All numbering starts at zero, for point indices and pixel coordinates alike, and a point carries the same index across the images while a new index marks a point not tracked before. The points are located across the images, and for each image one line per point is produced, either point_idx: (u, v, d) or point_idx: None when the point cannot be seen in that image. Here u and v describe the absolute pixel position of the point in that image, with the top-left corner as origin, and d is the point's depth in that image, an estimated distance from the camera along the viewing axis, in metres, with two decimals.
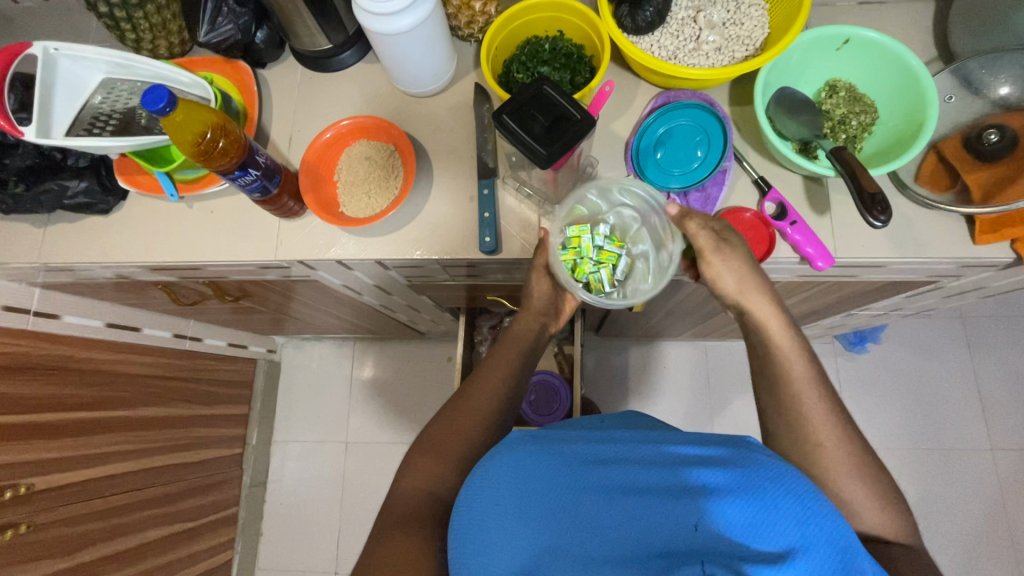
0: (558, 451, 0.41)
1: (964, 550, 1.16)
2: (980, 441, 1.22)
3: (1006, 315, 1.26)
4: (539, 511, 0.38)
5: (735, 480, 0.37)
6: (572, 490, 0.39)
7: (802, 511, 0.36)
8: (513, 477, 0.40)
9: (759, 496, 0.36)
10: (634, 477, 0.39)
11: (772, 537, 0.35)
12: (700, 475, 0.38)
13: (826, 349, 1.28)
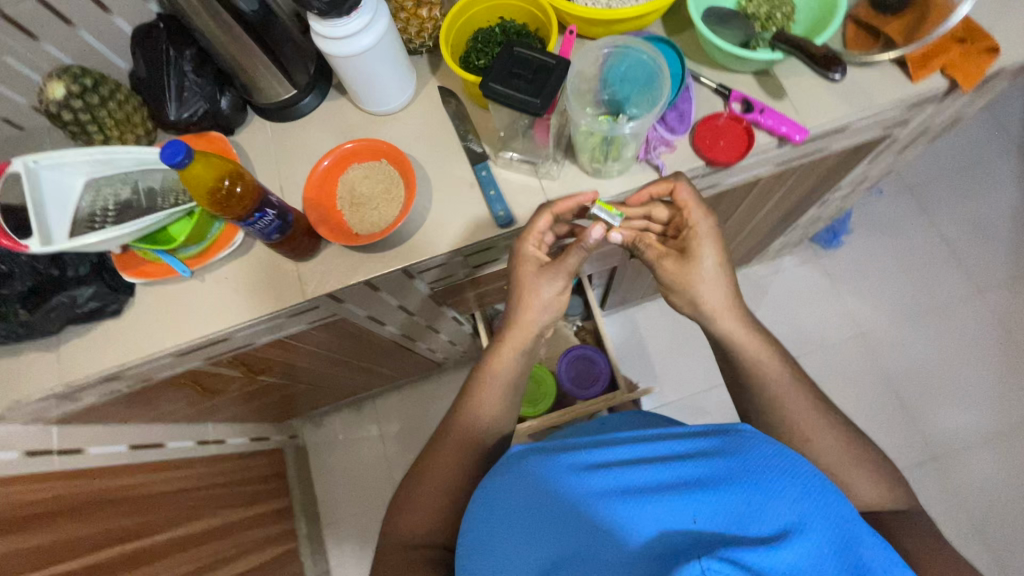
0: (562, 461, 0.47)
1: (992, 386, 1.24)
2: (967, 287, 1.31)
3: (942, 173, 1.39)
4: (551, 518, 0.43)
5: (728, 469, 0.41)
6: (582, 494, 0.43)
7: (793, 490, 0.40)
8: (532, 487, 0.46)
9: (749, 479, 0.40)
10: (646, 475, 0.43)
11: (768, 519, 0.38)
12: (698, 469, 0.42)
13: (807, 254, 1.37)
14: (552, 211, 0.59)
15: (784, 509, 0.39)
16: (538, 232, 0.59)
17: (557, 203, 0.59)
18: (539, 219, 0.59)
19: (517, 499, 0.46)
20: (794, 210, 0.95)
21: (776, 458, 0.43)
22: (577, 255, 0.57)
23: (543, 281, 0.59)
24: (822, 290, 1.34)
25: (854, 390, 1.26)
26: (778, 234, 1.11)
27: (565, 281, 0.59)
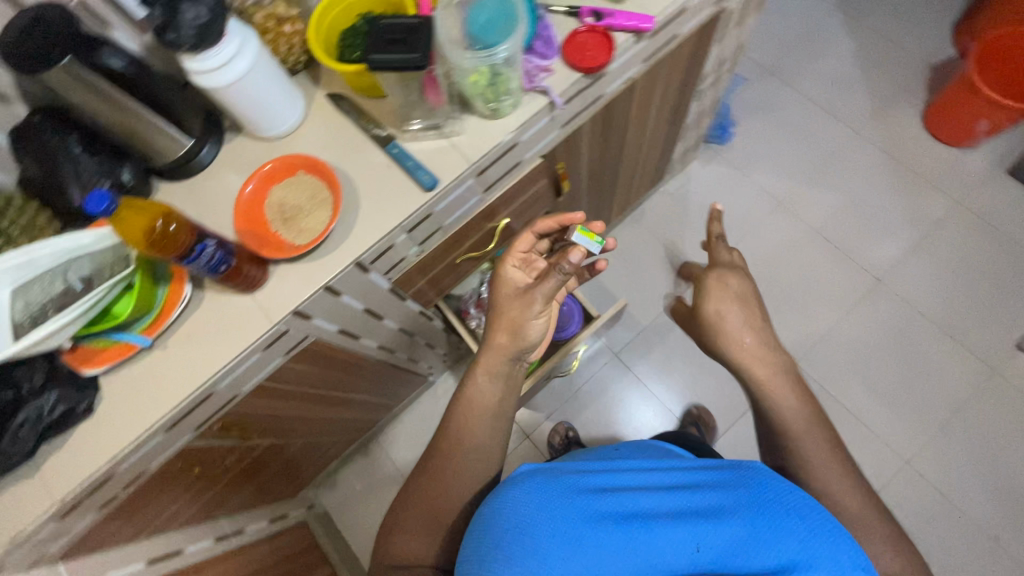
0: (576, 483, 0.53)
1: (897, 203, 1.40)
2: (846, 131, 1.48)
3: (787, 48, 1.57)
4: (561, 533, 0.48)
5: (737, 503, 0.50)
6: (597, 514, 0.50)
7: (792, 526, 0.48)
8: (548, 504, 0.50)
9: (752, 514, 0.49)
10: (660, 503, 0.51)
11: (765, 552, 0.47)
12: (709, 502, 0.51)
13: (708, 154, 1.50)
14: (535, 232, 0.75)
15: (781, 546, 0.47)
16: (518, 250, 0.71)
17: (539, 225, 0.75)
18: (522, 240, 0.73)
19: (531, 501, 0.50)
20: (678, 108, 1.05)
21: (783, 493, 0.51)
22: (555, 279, 0.64)
23: (519, 303, 0.67)
24: (733, 180, 1.47)
25: (793, 252, 1.39)
26: (674, 139, 1.22)
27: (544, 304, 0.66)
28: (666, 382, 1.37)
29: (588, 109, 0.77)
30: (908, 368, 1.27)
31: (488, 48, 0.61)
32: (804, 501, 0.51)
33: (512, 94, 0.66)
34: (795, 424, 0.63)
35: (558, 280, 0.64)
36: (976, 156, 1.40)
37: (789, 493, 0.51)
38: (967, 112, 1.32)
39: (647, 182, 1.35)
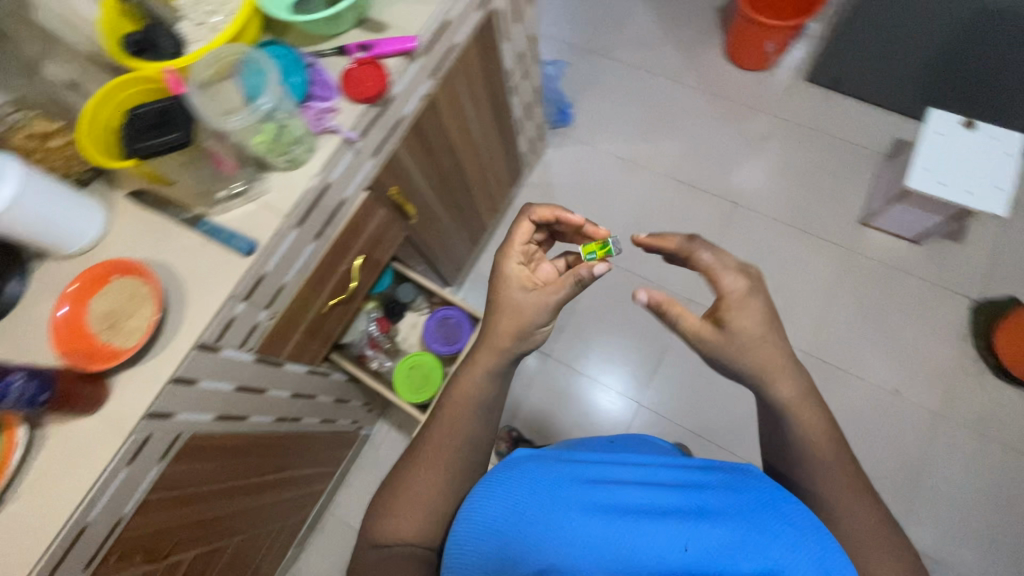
0: (570, 479, 0.58)
1: (726, 132, 1.55)
2: (666, 83, 1.62)
3: (594, 25, 1.71)
4: (549, 528, 0.53)
5: (727, 503, 0.54)
6: (586, 509, 0.54)
7: (782, 531, 0.51)
8: (545, 499, 0.56)
9: (742, 517, 0.52)
10: (653, 501, 0.55)
11: (754, 552, 0.49)
12: (698, 502, 0.54)
13: (557, 140, 1.60)
14: (531, 216, 0.76)
15: (767, 550, 0.49)
16: (517, 237, 0.75)
17: (533, 209, 0.76)
18: (520, 225, 0.76)
19: (536, 483, 0.58)
20: (498, 108, 1.11)
21: (775, 498, 0.55)
22: (569, 286, 0.69)
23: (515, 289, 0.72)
24: (587, 156, 1.57)
25: (657, 204, 1.50)
26: (513, 136, 1.29)
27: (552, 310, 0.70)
28: (584, 351, 1.45)
29: (394, 136, 0.81)
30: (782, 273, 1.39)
31: (251, 105, 0.65)
32: (800, 512, 0.53)
33: (303, 140, 0.69)
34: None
35: (572, 284, 0.68)
36: (779, 75, 1.57)
37: (788, 505, 0.54)
38: (755, 40, 1.48)
39: (506, 179, 1.41)
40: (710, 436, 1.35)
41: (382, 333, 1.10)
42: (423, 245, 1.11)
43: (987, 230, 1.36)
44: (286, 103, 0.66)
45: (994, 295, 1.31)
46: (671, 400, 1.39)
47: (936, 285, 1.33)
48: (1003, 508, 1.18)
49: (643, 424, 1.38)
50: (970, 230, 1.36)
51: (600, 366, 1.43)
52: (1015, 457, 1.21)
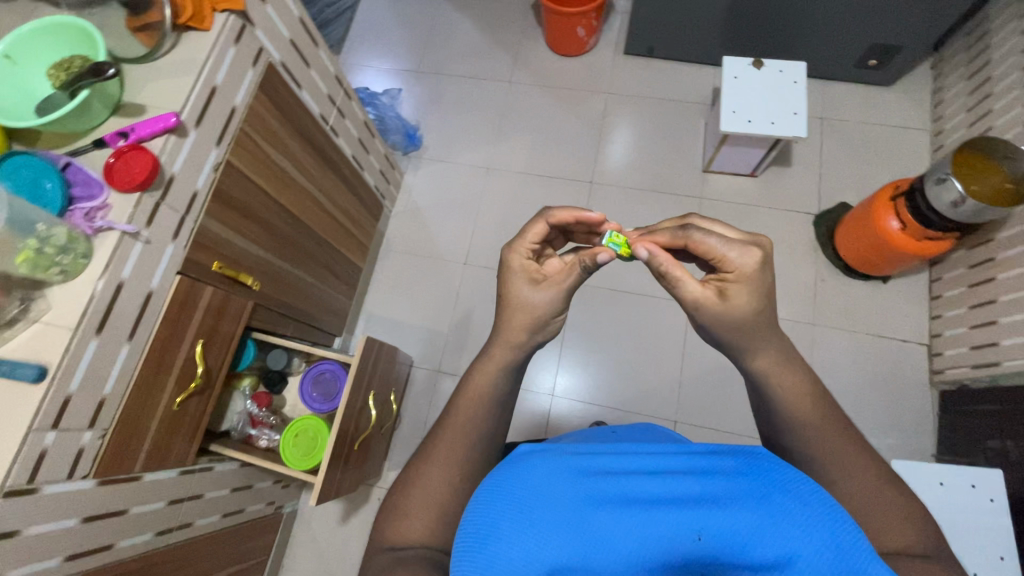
0: (566, 461, 0.43)
1: (568, 118, 1.62)
2: (502, 87, 1.68)
3: (420, 50, 1.76)
4: (532, 522, 0.38)
5: (757, 484, 0.39)
6: (581, 501, 0.39)
7: (819, 522, 0.37)
8: (532, 484, 0.40)
9: (771, 499, 0.38)
10: (669, 486, 0.40)
11: (782, 545, 0.35)
12: (723, 486, 0.39)
13: (413, 165, 1.62)
14: (548, 219, 0.63)
15: (801, 539, 0.36)
16: (536, 239, 0.62)
17: (554, 212, 0.62)
18: (535, 226, 0.62)
19: (520, 481, 0.41)
20: (324, 152, 1.10)
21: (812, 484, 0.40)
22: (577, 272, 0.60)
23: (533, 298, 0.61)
24: (445, 172, 1.60)
25: (522, 200, 1.55)
26: (357, 174, 1.30)
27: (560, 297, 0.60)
28: None
29: (194, 213, 0.78)
30: None
31: None
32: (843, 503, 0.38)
33: (71, 247, 0.64)
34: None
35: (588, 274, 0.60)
36: (600, 54, 1.67)
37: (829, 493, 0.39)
38: (568, 29, 1.56)
39: (368, 217, 1.41)
40: (628, 403, 1.39)
41: (262, 409, 1.06)
42: (285, 307, 1.08)
43: (809, 149, 1.50)
44: (33, 212, 0.61)
45: (829, 204, 1.44)
46: (583, 381, 1.43)
47: (780, 208, 1.46)
48: (884, 388, 1.30)
49: (564, 412, 1.40)
50: (794, 153, 1.49)
51: (541, 367, 1.44)
52: (883, 341, 1.33)
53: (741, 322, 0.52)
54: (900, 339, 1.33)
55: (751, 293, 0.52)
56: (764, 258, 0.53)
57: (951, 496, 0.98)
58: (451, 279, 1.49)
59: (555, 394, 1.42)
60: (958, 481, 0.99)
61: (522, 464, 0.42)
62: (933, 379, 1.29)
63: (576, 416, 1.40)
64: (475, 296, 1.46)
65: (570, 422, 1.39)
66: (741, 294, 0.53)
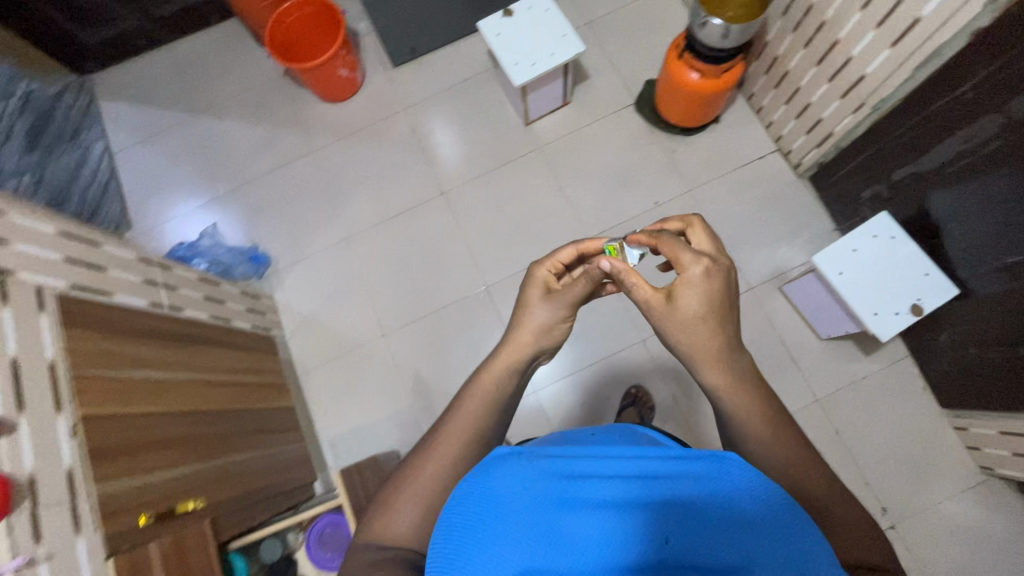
0: (542, 469, 0.49)
1: (385, 151, 1.58)
2: (308, 163, 1.61)
3: (211, 177, 1.64)
4: (516, 528, 0.44)
5: (712, 489, 0.47)
6: (557, 508, 0.46)
7: (770, 527, 0.44)
8: (516, 496, 0.46)
9: (724, 504, 0.46)
10: (633, 489, 0.47)
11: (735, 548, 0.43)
12: (682, 491, 0.47)
13: (276, 281, 1.51)
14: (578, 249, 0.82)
15: (751, 544, 0.43)
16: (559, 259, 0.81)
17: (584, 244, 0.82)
18: (565, 250, 0.81)
19: (500, 489, 0.47)
20: (171, 335, 0.99)
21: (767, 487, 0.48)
22: (584, 283, 0.74)
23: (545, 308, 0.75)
24: (310, 268, 1.51)
25: (396, 247, 1.50)
26: (223, 327, 1.19)
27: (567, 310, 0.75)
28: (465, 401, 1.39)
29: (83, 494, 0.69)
30: (521, 205, 1.50)
31: None
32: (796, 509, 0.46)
33: None
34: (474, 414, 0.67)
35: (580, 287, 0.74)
36: (375, 78, 1.63)
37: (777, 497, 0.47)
38: (330, 76, 1.51)
39: (265, 359, 1.31)
40: (595, 354, 1.43)
41: None
42: (247, 497, 0.98)
43: (595, 54, 1.58)
44: None
45: (638, 88, 1.54)
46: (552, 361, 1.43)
47: (605, 116, 1.53)
48: (774, 205, 1.42)
49: (552, 398, 1.41)
50: (586, 64, 1.57)
51: None
52: (748, 169, 1.46)
53: (685, 321, 0.64)
54: (758, 158, 1.46)
55: (697, 298, 0.64)
56: (708, 271, 0.64)
57: (865, 256, 1.11)
58: (381, 359, 1.42)
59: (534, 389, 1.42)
60: (864, 240, 1.12)
61: (507, 475, 0.48)
62: (799, 173, 1.43)
63: (567, 394, 1.41)
64: (414, 356, 1.41)
65: (560, 403, 1.40)
66: (688, 299, 0.64)
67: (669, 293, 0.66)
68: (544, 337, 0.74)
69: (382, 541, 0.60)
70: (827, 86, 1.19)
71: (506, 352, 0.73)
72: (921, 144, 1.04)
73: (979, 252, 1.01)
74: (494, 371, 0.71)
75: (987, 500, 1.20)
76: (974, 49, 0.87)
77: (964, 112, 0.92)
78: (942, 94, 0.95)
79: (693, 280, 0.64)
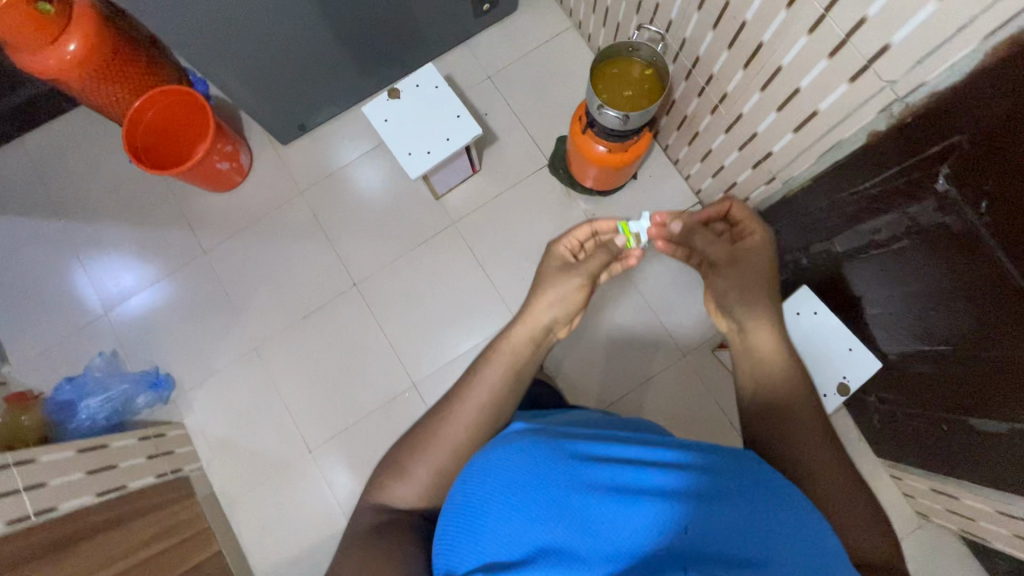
0: (560, 450, 0.53)
1: (286, 242, 1.45)
2: (202, 265, 1.46)
3: (93, 292, 1.47)
4: (536, 502, 0.49)
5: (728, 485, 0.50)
6: (573, 487, 0.49)
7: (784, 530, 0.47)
8: (533, 472, 0.51)
9: (743, 504, 0.48)
10: (647, 478, 0.51)
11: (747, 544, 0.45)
12: (699, 484, 0.50)
13: (185, 404, 1.38)
14: (592, 226, 0.96)
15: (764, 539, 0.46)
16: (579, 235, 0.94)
17: (598, 222, 0.96)
18: (581, 228, 0.95)
19: (517, 467, 0.52)
20: (48, 547, 0.88)
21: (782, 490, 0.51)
22: (600, 259, 0.91)
23: (565, 278, 0.87)
24: (221, 386, 1.39)
25: (311, 351, 1.39)
26: (118, 498, 1.07)
27: (582, 280, 0.87)
28: None
29: None
30: (442, 289, 1.41)
31: None
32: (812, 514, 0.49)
33: None
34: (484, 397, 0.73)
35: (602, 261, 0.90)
36: (263, 163, 1.49)
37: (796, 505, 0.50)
38: (211, 172, 1.36)
39: (179, 506, 1.20)
40: None
41: None
42: None
43: (499, 113, 1.47)
44: None
45: (550, 147, 1.45)
46: None
47: (518, 183, 1.44)
48: None
49: None
50: (492, 125, 1.46)
51: None
52: None
53: (763, 250, 0.88)
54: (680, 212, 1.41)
55: (766, 240, 0.89)
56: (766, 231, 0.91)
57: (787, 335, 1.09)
58: (312, 476, 1.33)
59: None
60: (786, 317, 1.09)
61: (527, 453, 0.54)
62: None
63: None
64: (346, 469, 1.33)
65: None
66: (756, 239, 0.90)
67: (745, 236, 0.91)
68: (554, 306, 0.85)
69: (391, 507, 0.68)
70: (737, 154, 1.13)
71: (521, 324, 0.83)
72: (833, 226, 1.00)
73: (892, 331, 1.00)
74: (518, 333, 0.82)
75: (928, 542, 1.23)
76: (868, 151, 0.83)
77: (869, 206, 0.89)
78: (847, 187, 0.91)
79: (756, 223, 0.91)
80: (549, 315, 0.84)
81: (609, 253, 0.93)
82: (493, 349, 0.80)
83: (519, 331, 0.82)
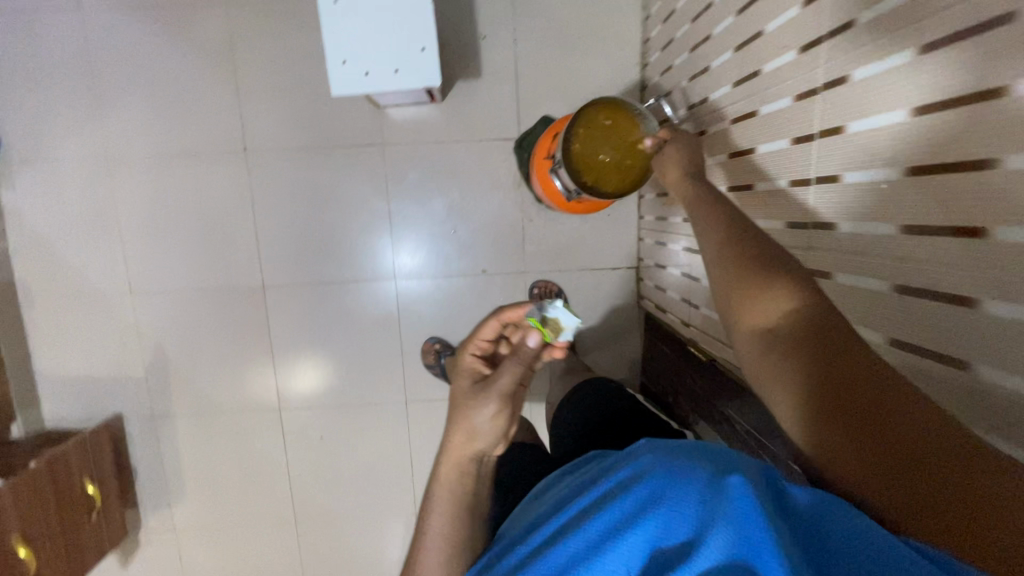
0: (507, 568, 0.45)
1: (185, 55, 1.16)
2: (70, 22, 1.14)
3: None
4: None
5: (654, 483, 0.42)
6: None
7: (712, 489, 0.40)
8: None
9: (673, 488, 0.41)
10: (587, 532, 0.42)
11: (696, 538, 0.38)
12: (626, 503, 0.42)
13: (4, 174, 1.19)
14: (500, 318, 0.59)
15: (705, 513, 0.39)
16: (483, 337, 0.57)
17: (507, 313, 0.59)
18: (487, 325, 0.58)
19: None
20: None
21: (709, 462, 0.44)
22: (510, 369, 0.51)
23: (474, 404, 0.51)
24: (53, 177, 1.19)
25: (168, 194, 1.21)
26: None
27: (500, 406, 0.51)
28: (201, 390, 1.28)
29: None
30: (336, 208, 1.23)
31: None
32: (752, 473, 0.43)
33: None
34: (441, 530, 0.52)
35: (512, 378, 0.50)
36: None
37: (724, 468, 0.43)
38: None
39: None
40: (354, 397, 1.30)
41: None
42: None
43: (499, 46, 1.18)
44: None
45: (529, 122, 1.21)
46: (322, 383, 1.29)
47: (473, 141, 1.21)
48: (600, 323, 1.30)
49: (293, 421, 1.30)
50: (481, 58, 1.18)
51: (251, 384, 1.28)
52: (595, 275, 1.28)
53: (692, 150, 0.73)
54: (612, 268, 1.28)
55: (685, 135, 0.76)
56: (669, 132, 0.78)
57: None
58: (123, 316, 1.25)
59: (282, 407, 1.29)
60: None
61: None
62: (638, 298, 1.30)
63: (312, 424, 1.30)
64: (160, 326, 1.26)
65: (300, 429, 1.31)
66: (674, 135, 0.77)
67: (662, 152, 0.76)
68: (476, 442, 0.52)
69: None
70: (682, 275, 1.02)
71: (445, 470, 0.53)
72: (703, 411, 0.98)
73: None
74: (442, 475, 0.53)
75: None
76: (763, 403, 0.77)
77: (736, 438, 0.86)
78: (730, 404, 0.87)
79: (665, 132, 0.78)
80: (478, 451, 0.52)
81: (521, 358, 0.52)
82: (429, 505, 0.53)
83: (445, 476, 0.52)
